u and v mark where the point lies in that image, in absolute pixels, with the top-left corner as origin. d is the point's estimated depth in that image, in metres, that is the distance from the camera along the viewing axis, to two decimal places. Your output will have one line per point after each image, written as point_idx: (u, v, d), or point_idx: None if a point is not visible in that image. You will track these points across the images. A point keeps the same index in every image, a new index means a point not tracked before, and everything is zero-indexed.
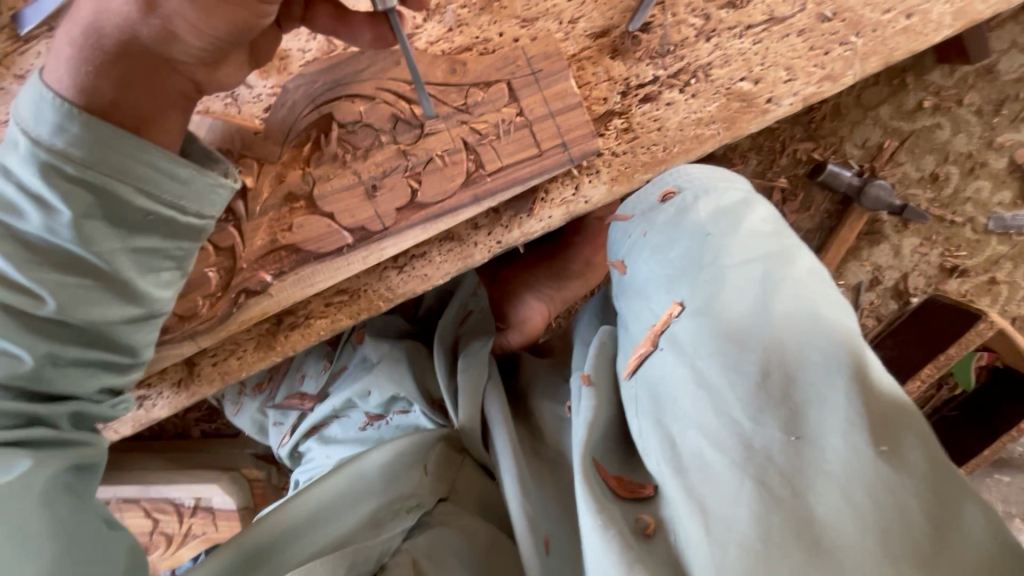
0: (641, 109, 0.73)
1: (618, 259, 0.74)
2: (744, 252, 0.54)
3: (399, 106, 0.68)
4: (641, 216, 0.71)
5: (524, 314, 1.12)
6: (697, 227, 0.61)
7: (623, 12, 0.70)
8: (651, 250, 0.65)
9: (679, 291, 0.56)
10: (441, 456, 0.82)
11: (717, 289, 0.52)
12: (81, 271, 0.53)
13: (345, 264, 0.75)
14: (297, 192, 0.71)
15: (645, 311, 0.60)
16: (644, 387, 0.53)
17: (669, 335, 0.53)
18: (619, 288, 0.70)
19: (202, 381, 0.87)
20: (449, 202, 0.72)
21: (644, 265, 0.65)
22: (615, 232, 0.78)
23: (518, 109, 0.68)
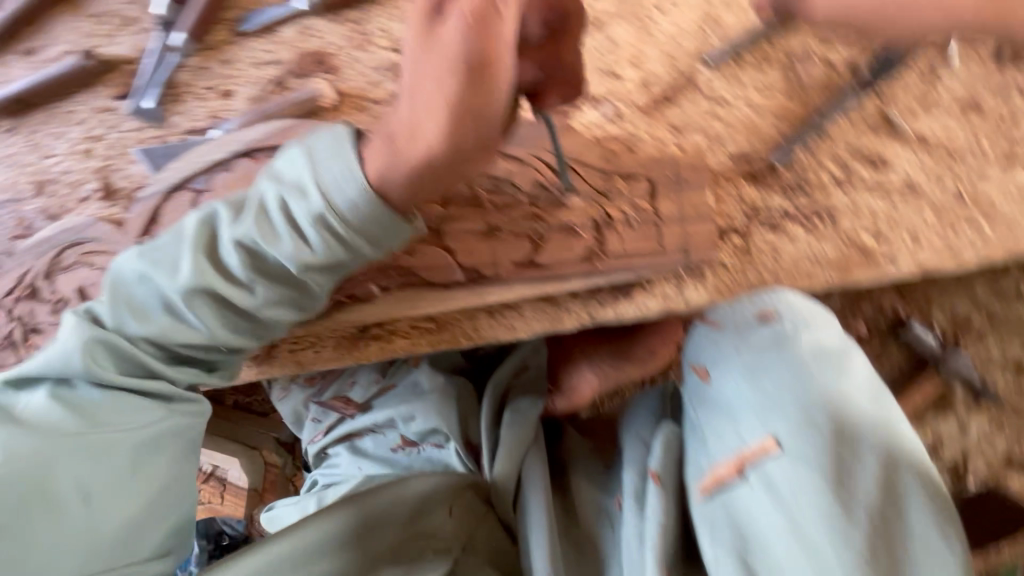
0: (763, 234, 0.76)
1: (699, 364, 0.68)
2: (846, 406, 0.56)
3: (546, 175, 0.73)
4: (735, 328, 0.69)
5: (575, 383, 1.12)
6: (796, 361, 0.61)
7: (766, 145, 0.75)
8: (742, 369, 0.63)
9: (776, 426, 0.56)
10: (467, 502, 0.88)
11: (820, 441, 0.54)
12: (263, 283, 0.63)
13: (450, 297, 0.79)
14: (429, 223, 0.75)
15: (729, 435, 0.59)
16: (727, 523, 0.55)
17: (762, 473, 0.54)
18: (696, 394, 0.66)
19: (274, 363, 0.90)
20: (561, 270, 0.76)
21: (731, 381, 0.63)
22: (698, 330, 0.75)
23: (652, 207, 0.73)
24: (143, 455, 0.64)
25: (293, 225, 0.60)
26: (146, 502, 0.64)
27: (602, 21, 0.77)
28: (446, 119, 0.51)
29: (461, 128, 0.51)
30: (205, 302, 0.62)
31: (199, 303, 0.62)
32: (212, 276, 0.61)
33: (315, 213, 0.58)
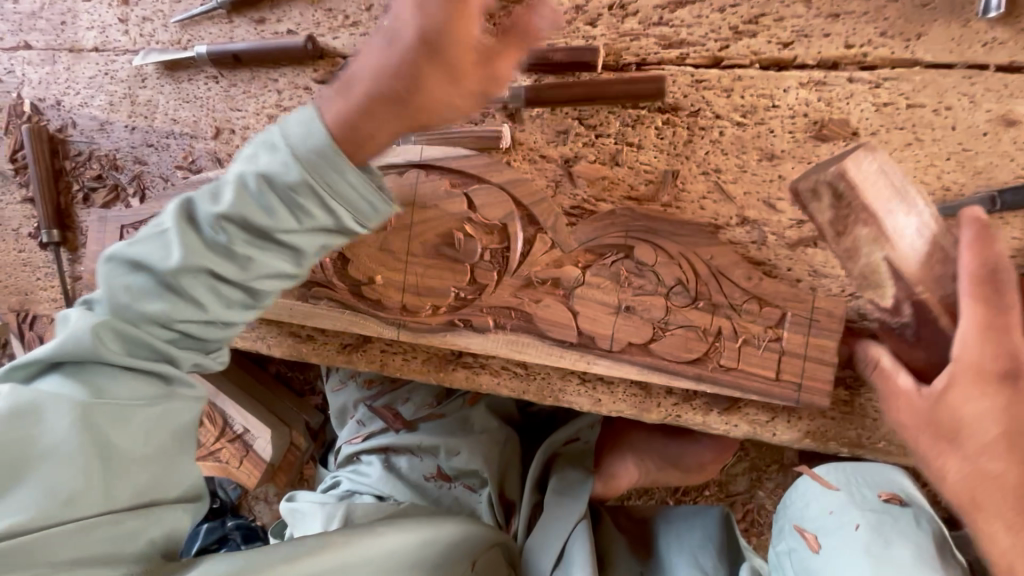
0: (869, 394, 0.78)
1: (807, 529, 0.73)
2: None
3: (687, 273, 0.77)
4: (850, 505, 0.72)
5: (614, 470, 1.13)
6: None
7: None
8: (864, 558, 0.66)
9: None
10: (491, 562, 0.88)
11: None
12: (275, 245, 0.60)
13: (557, 355, 0.82)
14: (564, 282, 0.80)
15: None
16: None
17: None
18: (801, 559, 0.72)
19: (362, 357, 0.95)
20: (672, 365, 0.78)
21: (847, 565, 0.66)
22: (806, 487, 0.78)
23: (778, 336, 0.75)
24: (163, 421, 0.61)
25: (264, 202, 0.58)
26: (148, 461, 0.60)
27: (777, 157, 0.80)
28: (400, 111, 0.58)
29: (402, 113, 0.58)
30: (198, 280, 0.59)
31: (189, 283, 0.59)
32: (205, 255, 0.59)
33: (294, 183, 0.57)
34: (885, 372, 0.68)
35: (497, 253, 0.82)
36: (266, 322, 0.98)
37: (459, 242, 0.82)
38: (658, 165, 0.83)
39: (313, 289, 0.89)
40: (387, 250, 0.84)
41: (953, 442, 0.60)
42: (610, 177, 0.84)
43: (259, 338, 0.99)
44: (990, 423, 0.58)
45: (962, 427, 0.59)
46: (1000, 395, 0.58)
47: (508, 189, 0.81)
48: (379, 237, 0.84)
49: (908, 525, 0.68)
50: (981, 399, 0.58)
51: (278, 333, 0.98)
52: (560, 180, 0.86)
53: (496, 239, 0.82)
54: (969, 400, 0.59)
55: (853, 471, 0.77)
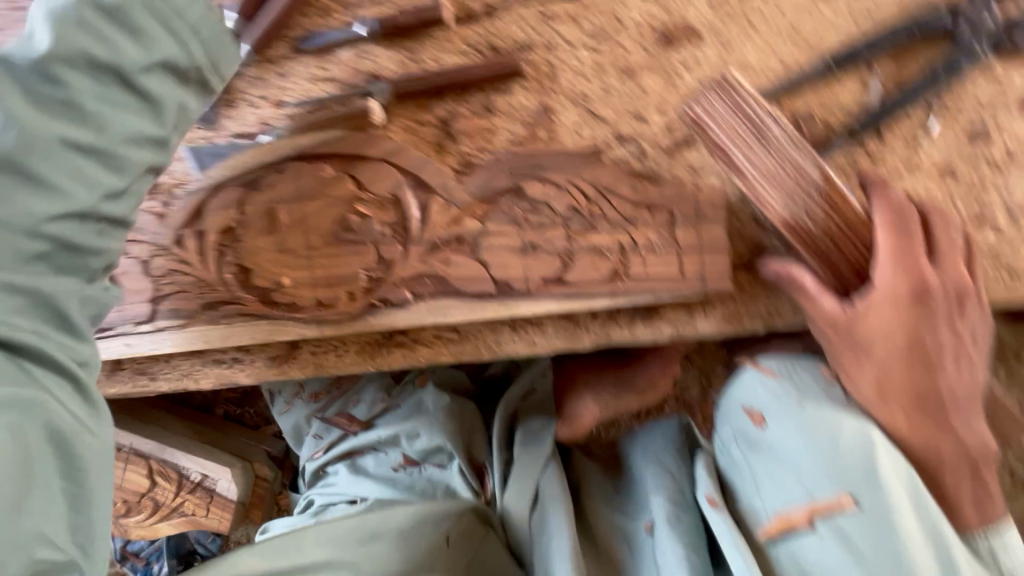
0: (766, 268, 0.84)
1: (752, 408, 0.75)
2: (899, 473, 0.66)
3: (577, 199, 0.80)
4: (794, 391, 0.74)
5: (576, 408, 1.18)
6: (852, 435, 0.69)
7: None
8: (801, 427, 0.70)
9: (848, 488, 0.66)
10: (464, 528, 0.95)
11: (892, 507, 0.64)
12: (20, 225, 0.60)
13: (481, 309, 0.83)
14: (467, 236, 0.81)
15: (791, 486, 0.69)
16: (796, 562, 0.68)
17: (830, 525, 0.66)
18: (747, 438, 0.75)
19: (295, 365, 0.93)
20: (586, 289, 0.81)
21: (790, 436, 0.70)
22: (749, 378, 0.77)
23: (673, 236, 0.79)
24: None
25: None
26: None
27: (634, 71, 0.84)
28: None
29: None
30: None
31: None
32: None
33: None
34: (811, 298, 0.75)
35: (396, 223, 0.82)
36: (186, 356, 0.94)
37: (355, 225, 0.82)
38: (529, 104, 0.85)
39: (221, 309, 0.86)
40: (285, 251, 0.83)
41: (865, 352, 0.73)
42: (488, 125, 0.85)
43: (183, 376, 0.95)
44: (892, 336, 0.73)
45: (876, 337, 0.73)
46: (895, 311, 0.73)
47: (389, 159, 0.82)
48: (275, 238, 0.83)
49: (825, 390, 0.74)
50: (889, 316, 0.73)
51: (200, 364, 0.94)
52: (443, 139, 0.85)
53: (391, 213, 0.82)
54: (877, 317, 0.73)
55: (794, 363, 0.78)
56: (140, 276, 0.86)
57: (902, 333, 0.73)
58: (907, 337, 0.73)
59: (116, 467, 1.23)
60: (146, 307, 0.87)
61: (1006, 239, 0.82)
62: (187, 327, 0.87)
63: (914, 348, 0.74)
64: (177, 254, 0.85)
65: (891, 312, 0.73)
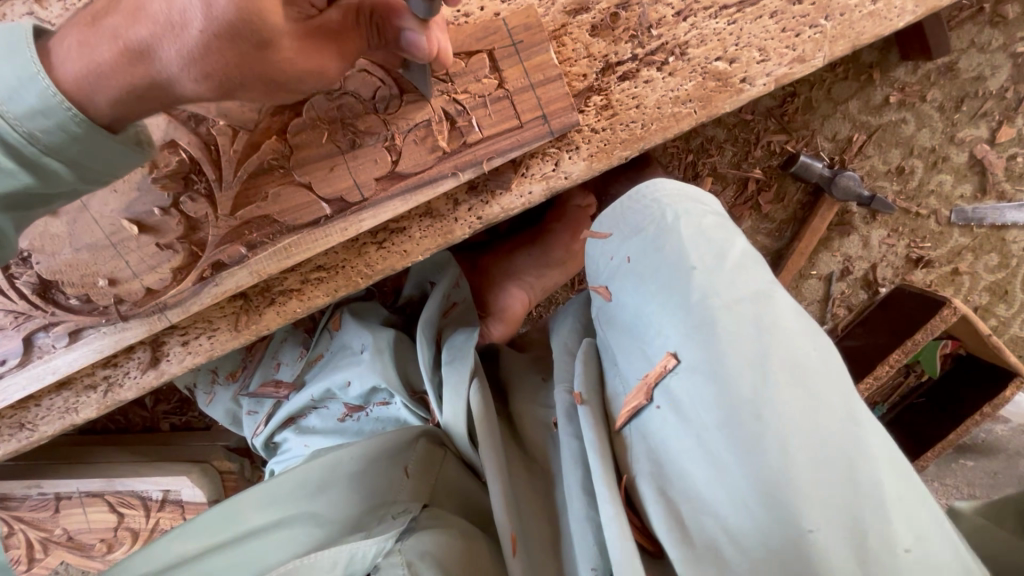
0: (620, 86, 0.74)
1: (600, 283, 0.69)
2: (727, 298, 0.53)
3: (379, 76, 0.67)
4: (621, 237, 0.67)
5: (504, 303, 1.14)
6: (687, 265, 0.57)
7: None
8: (636, 281, 0.62)
9: (670, 339, 0.55)
10: (421, 457, 0.86)
11: (713, 344, 0.51)
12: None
13: (323, 236, 0.73)
14: (274, 160, 0.69)
15: (635, 354, 0.60)
16: (644, 446, 0.55)
17: (664, 389, 0.54)
18: (604, 314, 0.68)
19: (170, 361, 0.84)
20: (428, 173, 0.71)
21: (628, 295, 0.62)
22: (592, 249, 0.72)
23: (498, 80, 0.69)
24: None
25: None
26: None
27: None
28: None
29: None
30: None
31: None
32: None
33: None
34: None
35: (189, 175, 0.70)
36: (55, 392, 0.85)
37: (148, 190, 0.70)
38: None
39: (50, 332, 0.76)
40: (83, 248, 0.72)
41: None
42: None
43: (64, 413, 0.86)
44: None
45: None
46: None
47: None
48: (66, 235, 0.71)
49: (655, 221, 0.63)
50: None
51: (73, 395, 0.85)
52: None
53: (178, 166, 0.69)
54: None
55: (623, 203, 0.69)
56: None
57: None
58: None
59: (78, 513, 1.21)
60: None
61: None
62: (28, 365, 0.78)
63: None
64: None
65: None
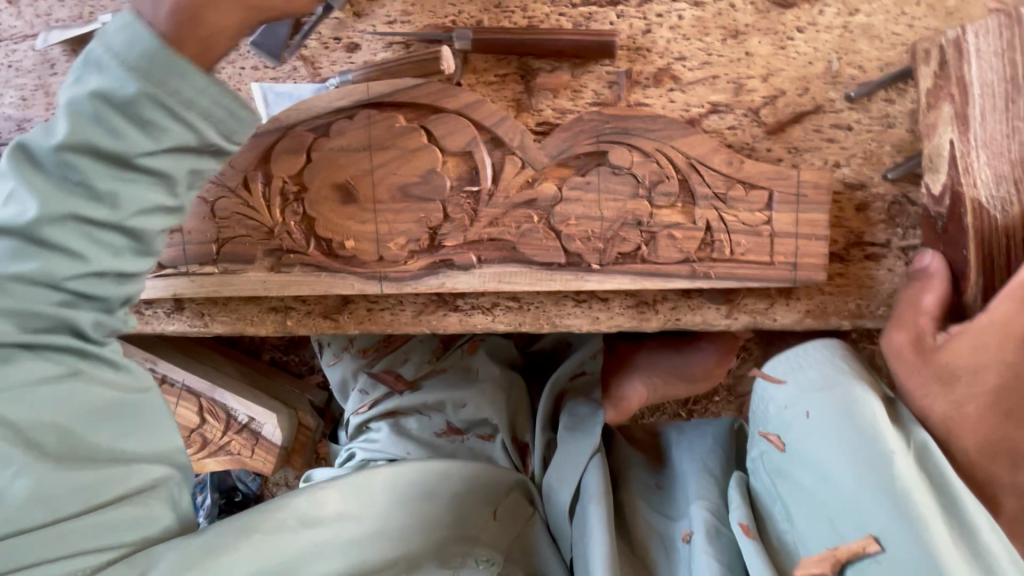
0: (861, 263, 0.78)
1: (769, 431, 0.70)
2: (918, 488, 0.57)
3: (667, 170, 0.73)
4: (800, 390, 0.68)
5: (626, 392, 1.14)
6: (888, 450, 0.59)
7: (876, 167, 0.76)
8: (820, 445, 0.62)
9: (874, 524, 0.57)
10: (508, 506, 0.90)
11: (922, 536, 0.54)
12: (142, 174, 0.61)
13: (547, 279, 0.79)
14: (541, 201, 0.76)
15: (823, 526, 0.61)
16: None
17: (858, 568, 0.57)
18: (774, 463, 0.68)
19: (349, 318, 0.91)
20: (665, 268, 0.76)
21: (809, 457, 0.63)
22: (759, 390, 0.73)
23: (767, 218, 0.73)
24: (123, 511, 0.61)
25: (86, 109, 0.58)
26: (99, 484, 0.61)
27: (741, 33, 0.76)
28: None
29: None
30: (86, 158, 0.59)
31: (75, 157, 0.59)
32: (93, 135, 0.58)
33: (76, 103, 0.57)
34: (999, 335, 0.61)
35: (465, 182, 0.78)
36: (243, 302, 0.93)
37: (427, 180, 0.78)
38: (617, 65, 0.78)
39: (284, 257, 0.84)
40: (349, 201, 0.80)
41: (942, 383, 0.63)
42: (572, 82, 0.78)
43: (239, 322, 0.94)
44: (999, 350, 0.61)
45: (963, 371, 0.63)
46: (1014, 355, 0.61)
47: (468, 114, 0.76)
48: (341, 188, 0.80)
49: (843, 391, 0.64)
50: (980, 355, 0.62)
51: (256, 312, 0.93)
52: (524, 95, 0.79)
53: (463, 170, 0.78)
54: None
55: (799, 356, 0.71)
56: (202, 217, 0.85)
57: (990, 371, 0.61)
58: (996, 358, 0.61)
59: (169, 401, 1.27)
60: (210, 248, 0.86)
61: None
62: (247, 273, 0.86)
63: (977, 353, 0.62)
64: (242, 196, 0.82)
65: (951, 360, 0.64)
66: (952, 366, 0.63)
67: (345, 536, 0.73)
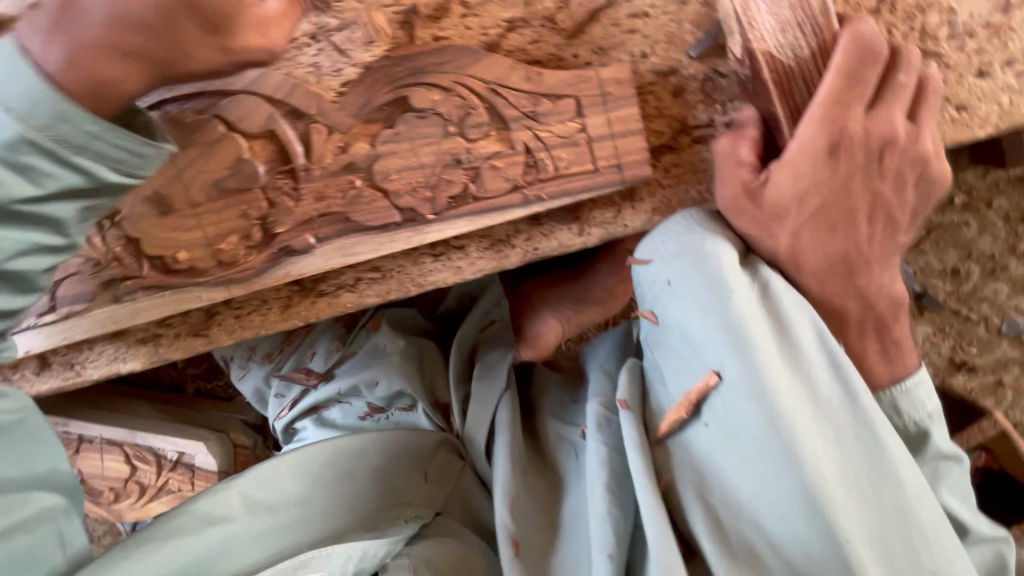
0: (692, 149, 0.78)
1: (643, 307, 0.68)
2: (758, 319, 0.56)
3: (472, 101, 0.71)
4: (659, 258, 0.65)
5: (540, 330, 1.12)
6: (728, 289, 0.58)
7: (682, 47, 0.74)
8: (676, 302, 0.61)
9: (716, 361, 0.57)
10: (439, 463, 0.86)
11: (755, 364, 0.53)
12: (29, 220, 0.57)
13: (390, 240, 0.78)
14: (359, 163, 0.74)
15: (683, 377, 0.60)
16: (686, 458, 0.58)
17: (710, 407, 0.57)
18: (650, 338, 0.67)
19: (220, 330, 0.88)
20: (499, 200, 0.74)
21: (669, 317, 0.62)
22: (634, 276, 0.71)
23: (580, 124, 0.72)
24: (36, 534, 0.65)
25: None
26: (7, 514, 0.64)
27: None
28: None
29: None
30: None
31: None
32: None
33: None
34: (808, 154, 0.63)
35: (278, 164, 0.74)
36: (108, 340, 0.90)
37: (240, 171, 0.74)
38: None
39: (122, 285, 0.80)
40: (166, 212, 0.76)
41: (777, 219, 0.64)
42: None
43: (111, 360, 0.90)
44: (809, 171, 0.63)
45: (786, 200, 0.64)
46: (820, 168, 0.63)
47: (257, 90, 0.71)
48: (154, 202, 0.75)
49: (695, 248, 0.62)
50: (796, 178, 0.63)
51: (125, 346, 0.90)
52: (316, 59, 0.71)
53: (271, 151, 0.74)
54: (910, 184, 0.66)
55: (657, 232, 0.68)
56: None
57: (805, 191, 0.64)
58: (807, 178, 0.63)
59: (95, 458, 1.24)
60: (46, 296, 0.82)
61: (949, 69, 0.73)
62: (91, 311, 0.82)
63: (795, 179, 0.63)
64: None
65: (777, 191, 0.64)
66: (778, 196, 0.64)
67: (272, 521, 0.75)
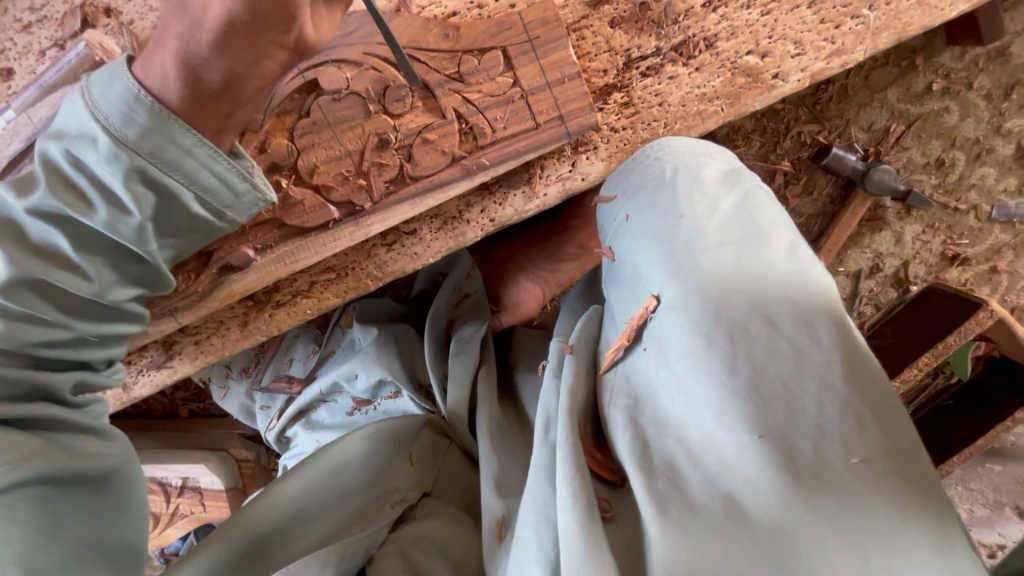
0: (642, 83, 0.70)
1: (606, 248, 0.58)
2: (710, 230, 0.45)
3: (387, 73, 0.64)
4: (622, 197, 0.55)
5: (517, 298, 1.11)
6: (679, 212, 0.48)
7: None
8: (632, 233, 0.51)
9: (656, 278, 0.46)
10: (425, 445, 0.81)
11: (695, 276, 0.43)
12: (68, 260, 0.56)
13: (332, 240, 0.72)
14: (281, 161, 0.66)
15: (628, 304, 0.49)
16: (624, 387, 0.45)
17: (649, 332, 0.45)
18: (607, 277, 0.57)
19: (184, 358, 0.84)
20: (439, 177, 0.69)
21: (623, 246, 0.52)
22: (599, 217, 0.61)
23: (512, 79, 0.65)
24: None
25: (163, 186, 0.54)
26: None
27: None
28: None
29: None
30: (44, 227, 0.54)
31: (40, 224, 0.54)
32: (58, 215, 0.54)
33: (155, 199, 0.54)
34: None
35: None
36: None
37: None
38: None
39: None
40: None
41: None
42: None
43: None
44: None
45: None
46: None
47: None
48: None
49: (657, 176, 0.53)
50: None
51: None
52: None
53: None
54: None
55: (630, 164, 0.57)
56: None
57: None
58: None
59: None
60: None
61: None
62: None
63: None
64: None
65: None
66: None
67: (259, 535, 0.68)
